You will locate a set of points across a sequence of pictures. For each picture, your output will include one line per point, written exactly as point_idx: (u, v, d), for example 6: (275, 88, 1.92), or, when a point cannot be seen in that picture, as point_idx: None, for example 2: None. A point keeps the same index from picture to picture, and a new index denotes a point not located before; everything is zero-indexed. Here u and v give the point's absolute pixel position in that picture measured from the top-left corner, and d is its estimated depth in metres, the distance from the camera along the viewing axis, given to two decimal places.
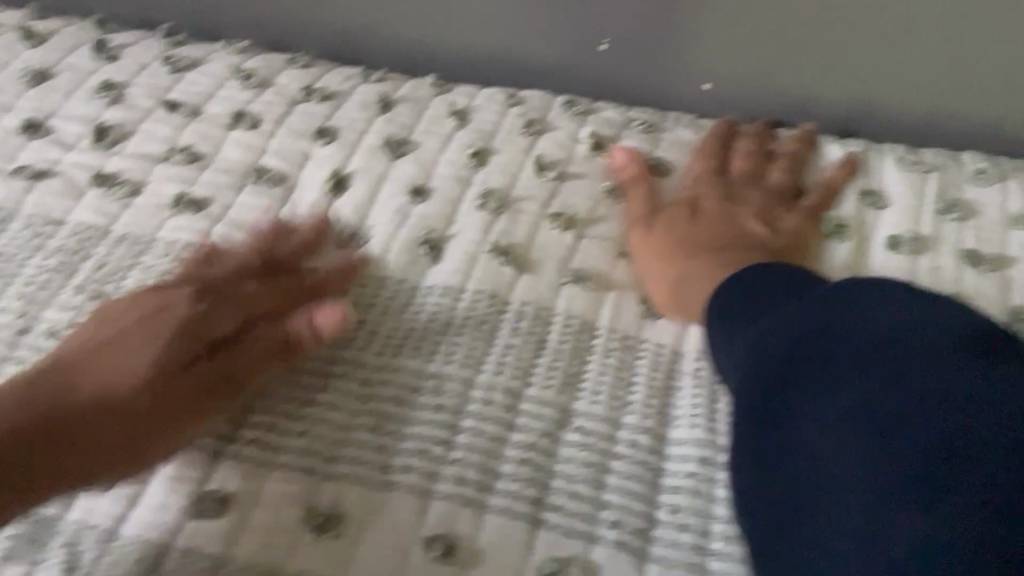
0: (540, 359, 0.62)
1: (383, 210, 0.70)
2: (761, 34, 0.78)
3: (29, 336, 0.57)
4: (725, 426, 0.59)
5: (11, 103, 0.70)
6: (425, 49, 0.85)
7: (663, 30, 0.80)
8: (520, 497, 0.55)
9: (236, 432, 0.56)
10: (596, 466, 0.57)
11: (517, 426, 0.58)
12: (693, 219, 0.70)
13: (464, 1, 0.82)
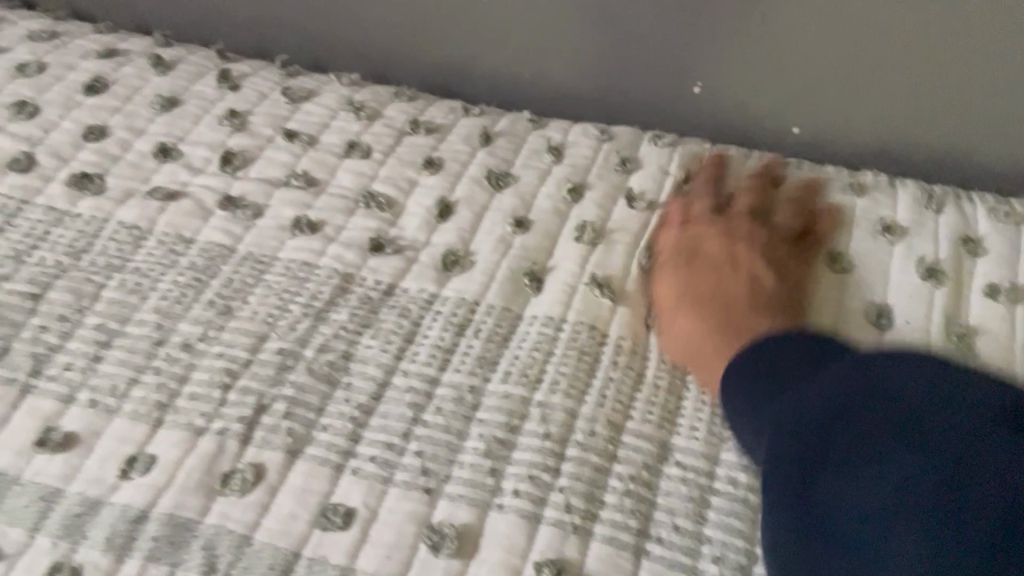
0: (640, 394, 0.63)
1: (486, 239, 0.72)
2: (858, 83, 0.79)
3: (165, 346, 0.61)
4: None
5: (143, 126, 0.74)
6: (524, 87, 0.89)
7: (762, 76, 0.81)
8: (625, 527, 0.56)
9: (353, 449, 0.58)
10: (696, 501, 0.57)
11: (619, 457, 0.59)
12: (700, 266, 0.68)
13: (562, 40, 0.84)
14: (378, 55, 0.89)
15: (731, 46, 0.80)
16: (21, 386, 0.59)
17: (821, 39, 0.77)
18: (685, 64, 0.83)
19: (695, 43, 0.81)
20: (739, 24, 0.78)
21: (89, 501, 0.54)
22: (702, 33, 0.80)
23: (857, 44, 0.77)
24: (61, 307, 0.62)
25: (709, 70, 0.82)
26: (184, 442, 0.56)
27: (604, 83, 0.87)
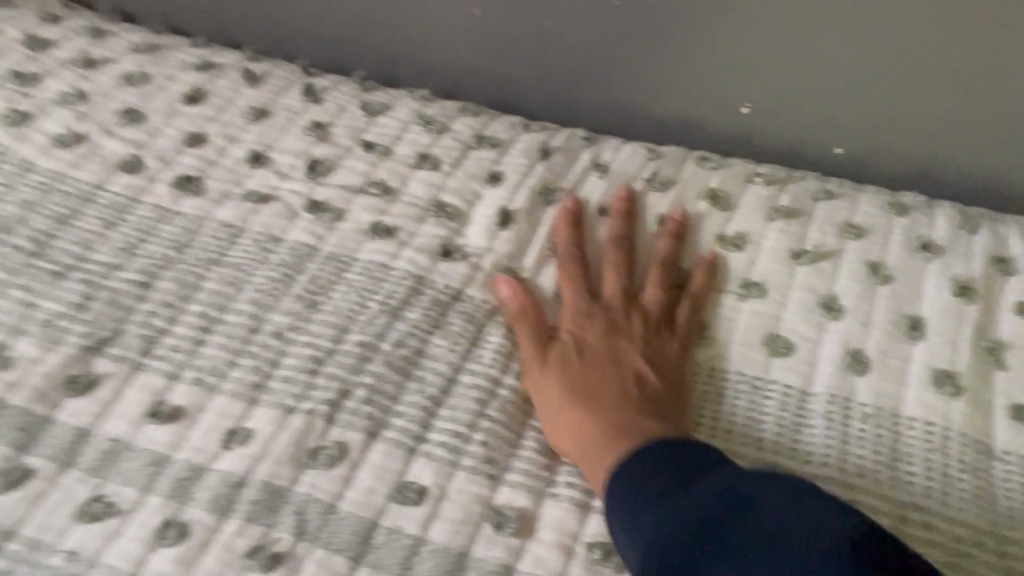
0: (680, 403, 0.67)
1: (543, 251, 0.77)
2: (906, 110, 0.84)
3: (259, 334, 0.68)
4: (857, 465, 0.63)
5: (238, 135, 0.81)
6: (581, 106, 0.95)
7: (812, 101, 0.86)
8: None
9: (425, 435, 0.64)
10: None
11: None
12: (599, 362, 0.66)
13: (616, 70, 0.90)
14: (447, 73, 0.96)
15: (784, 72, 0.85)
16: (133, 363, 0.66)
17: (871, 68, 0.82)
18: (740, 88, 0.88)
19: (750, 69, 0.86)
20: (793, 52, 0.83)
21: (194, 467, 0.61)
22: (757, 59, 0.85)
23: (906, 74, 0.81)
24: (168, 295, 0.70)
25: (762, 95, 0.88)
26: (276, 420, 0.63)
27: (658, 105, 0.92)
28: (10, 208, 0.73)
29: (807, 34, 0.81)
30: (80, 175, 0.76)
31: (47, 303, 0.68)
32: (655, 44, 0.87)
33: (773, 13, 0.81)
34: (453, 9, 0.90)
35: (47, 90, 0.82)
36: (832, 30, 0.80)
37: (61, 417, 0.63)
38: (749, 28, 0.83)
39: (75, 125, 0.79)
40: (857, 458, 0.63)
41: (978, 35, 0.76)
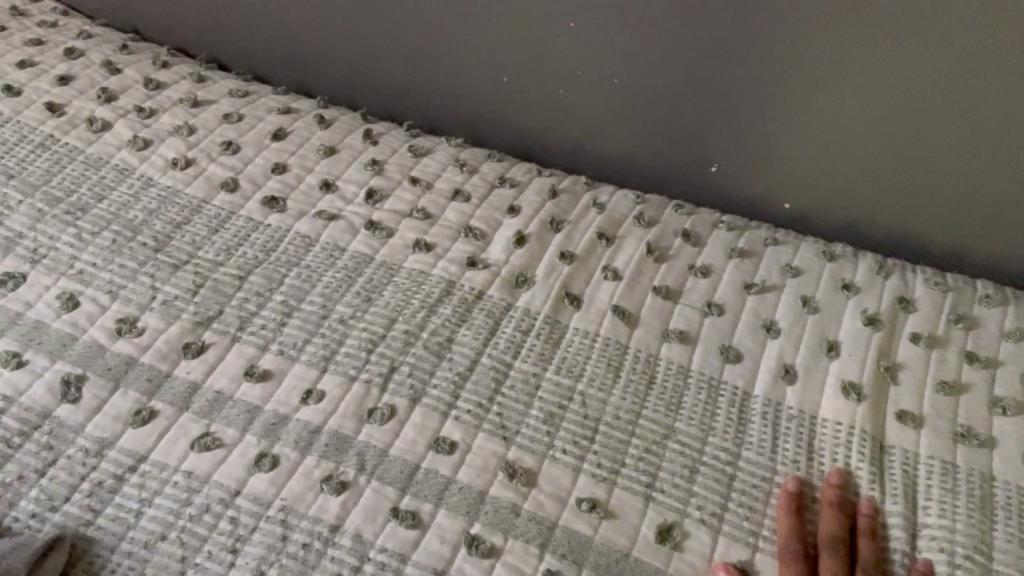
0: (649, 400, 0.85)
1: (552, 261, 0.95)
2: (849, 174, 1.05)
3: (328, 319, 0.88)
4: (784, 454, 0.82)
5: (312, 167, 1.03)
6: (586, 158, 1.16)
7: (774, 163, 1.07)
8: (639, 482, 0.79)
9: (456, 403, 0.83)
10: (689, 467, 0.80)
11: (637, 433, 0.82)
12: None
13: (613, 128, 1.12)
14: (476, 125, 1.18)
15: (751, 138, 1.06)
16: (232, 337, 0.87)
17: (821, 138, 1.03)
18: (716, 149, 1.09)
19: (725, 134, 1.07)
20: (759, 123, 1.04)
21: (280, 415, 0.81)
22: (731, 127, 1.06)
23: (849, 145, 1.02)
24: (258, 287, 0.90)
25: (733, 157, 1.09)
26: (342, 385, 0.83)
27: (645, 160, 1.14)
28: (137, 214, 0.94)
29: (771, 110, 1.03)
30: (190, 191, 0.97)
31: (166, 288, 0.89)
32: (646, 110, 1.09)
33: (744, 92, 1.02)
34: (485, 76, 1.13)
35: (162, 122, 1.04)
36: (790, 107, 1.02)
37: (177, 374, 0.83)
38: (723, 102, 1.04)
39: (186, 151, 1.01)
40: (782, 450, 0.82)
41: (903, 118, 0.97)
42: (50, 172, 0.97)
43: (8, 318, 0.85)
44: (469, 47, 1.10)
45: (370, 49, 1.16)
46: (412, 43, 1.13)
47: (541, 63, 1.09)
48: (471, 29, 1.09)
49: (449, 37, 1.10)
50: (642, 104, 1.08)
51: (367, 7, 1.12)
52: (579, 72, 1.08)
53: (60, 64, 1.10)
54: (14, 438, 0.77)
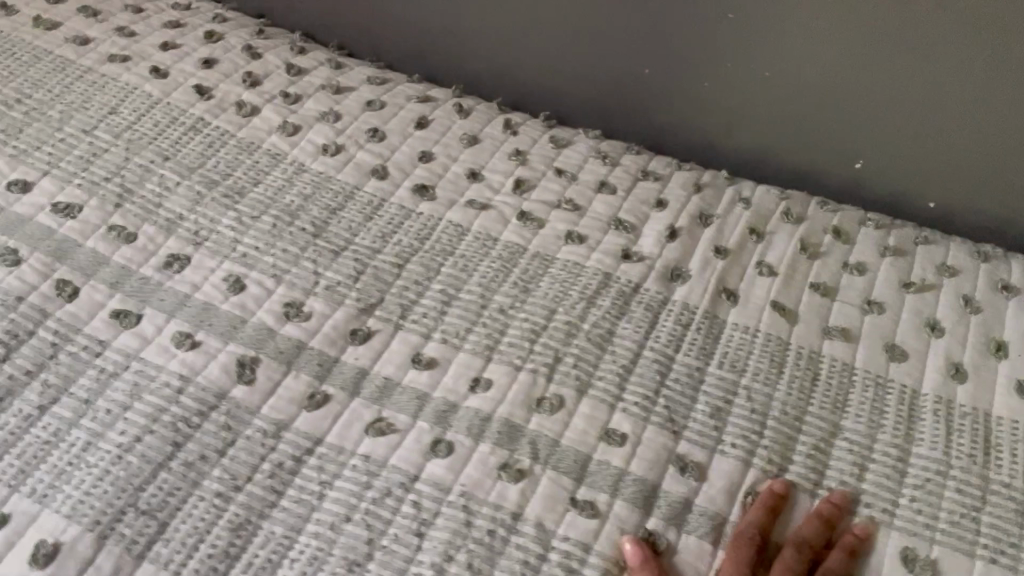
0: (815, 394, 0.83)
1: (705, 255, 0.93)
2: (976, 124, 1.00)
3: (488, 309, 0.88)
4: (958, 453, 0.79)
5: (457, 156, 1.03)
6: (719, 151, 1.15)
7: (890, 116, 1.04)
8: (806, 478, 0.78)
9: (622, 395, 0.82)
10: (857, 464, 0.79)
11: (804, 429, 0.81)
12: None
13: (752, 120, 1.10)
14: (608, 115, 1.17)
15: (867, 92, 1.03)
16: (395, 324, 0.87)
17: (967, 112, 1.00)
18: (820, 103, 1.06)
19: (820, 83, 1.04)
20: (899, 96, 1.02)
21: (450, 403, 0.82)
22: (825, 70, 1.03)
23: (998, 126, 0.99)
24: (416, 275, 0.91)
25: (838, 113, 1.06)
26: (509, 373, 0.83)
27: (782, 153, 1.12)
28: (293, 199, 0.95)
29: (916, 87, 1.00)
30: (343, 178, 0.98)
31: (328, 273, 0.89)
32: (744, 66, 1.06)
33: (892, 72, 1.00)
34: (613, 55, 1.11)
35: (308, 108, 1.05)
36: (933, 79, 0.99)
37: (346, 359, 0.84)
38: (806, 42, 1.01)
39: (335, 138, 1.02)
40: (956, 446, 0.80)
41: None
42: (204, 156, 0.98)
43: (177, 300, 0.86)
44: (589, 24, 1.10)
45: (501, 34, 1.15)
46: (542, 26, 1.12)
47: (636, 19, 1.07)
48: (613, 19, 1.08)
49: (589, 26, 1.10)
50: (739, 57, 1.05)
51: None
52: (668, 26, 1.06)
53: (202, 47, 1.10)
54: (194, 417, 0.77)
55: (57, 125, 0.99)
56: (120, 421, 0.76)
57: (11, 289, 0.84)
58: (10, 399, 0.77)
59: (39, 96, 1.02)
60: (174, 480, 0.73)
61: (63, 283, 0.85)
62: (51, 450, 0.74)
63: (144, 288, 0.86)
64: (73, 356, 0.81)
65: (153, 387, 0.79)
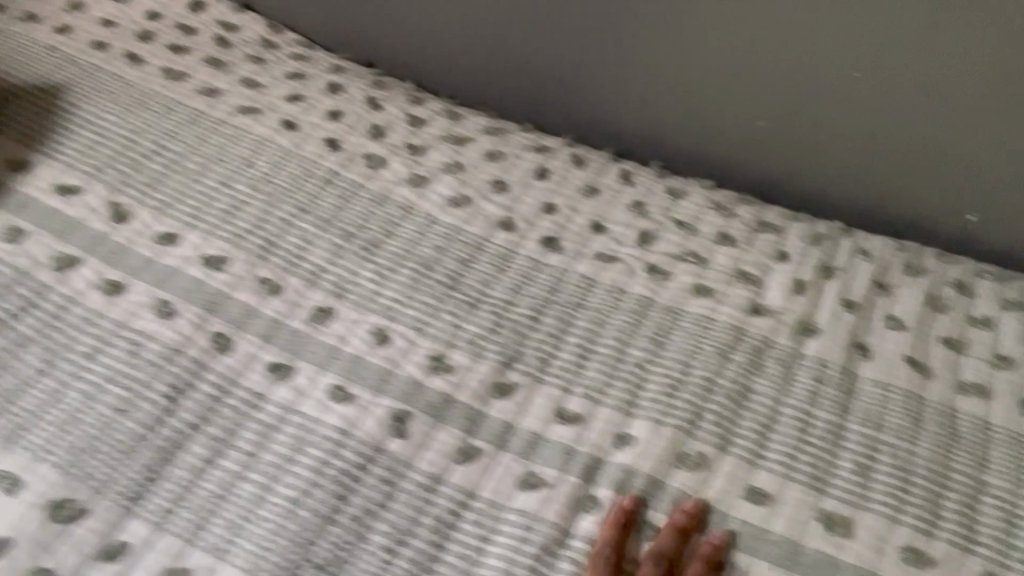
0: (957, 451, 0.84)
1: (835, 308, 0.95)
2: None
3: (624, 363, 0.90)
4: None
5: (579, 208, 1.06)
6: (825, 202, 1.17)
7: (993, 166, 1.05)
8: (959, 534, 0.78)
9: (762, 454, 0.82)
10: (1007, 518, 0.79)
11: (950, 485, 0.81)
12: None
13: (856, 172, 1.13)
14: (714, 166, 1.20)
15: (968, 143, 1.05)
16: (535, 378, 0.89)
17: None
18: (909, 151, 1.09)
19: (908, 132, 1.07)
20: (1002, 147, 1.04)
21: (594, 459, 0.83)
22: (909, 118, 1.06)
23: None
24: (552, 329, 0.93)
25: (928, 161, 1.08)
26: (650, 429, 0.84)
27: (886, 205, 1.14)
28: (428, 251, 0.98)
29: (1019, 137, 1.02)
30: (472, 230, 1.01)
31: (468, 325, 0.92)
32: (832, 116, 1.10)
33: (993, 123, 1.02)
34: (716, 109, 1.16)
35: (433, 160, 1.09)
36: None
37: (491, 413, 0.86)
38: (888, 92, 1.05)
39: (462, 190, 1.05)
40: None
41: None
42: (339, 209, 1.01)
43: (327, 352, 0.89)
44: (689, 79, 1.15)
45: (608, 87, 1.20)
46: (646, 79, 1.17)
47: (729, 72, 1.12)
48: (715, 74, 1.13)
49: (693, 80, 1.14)
50: (826, 107, 1.10)
51: (613, 53, 1.16)
52: (755, 78, 1.11)
53: (326, 99, 1.15)
54: (356, 470, 0.80)
55: (196, 178, 1.02)
56: (287, 474, 0.78)
57: (171, 341, 0.87)
58: (180, 451, 0.79)
59: (176, 147, 1.05)
60: (344, 535, 0.75)
61: (219, 336, 0.88)
62: (223, 503, 0.76)
63: (296, 341, 0.89)
64: (234, 408, 0.83)
65: (315, 440, 0.81)
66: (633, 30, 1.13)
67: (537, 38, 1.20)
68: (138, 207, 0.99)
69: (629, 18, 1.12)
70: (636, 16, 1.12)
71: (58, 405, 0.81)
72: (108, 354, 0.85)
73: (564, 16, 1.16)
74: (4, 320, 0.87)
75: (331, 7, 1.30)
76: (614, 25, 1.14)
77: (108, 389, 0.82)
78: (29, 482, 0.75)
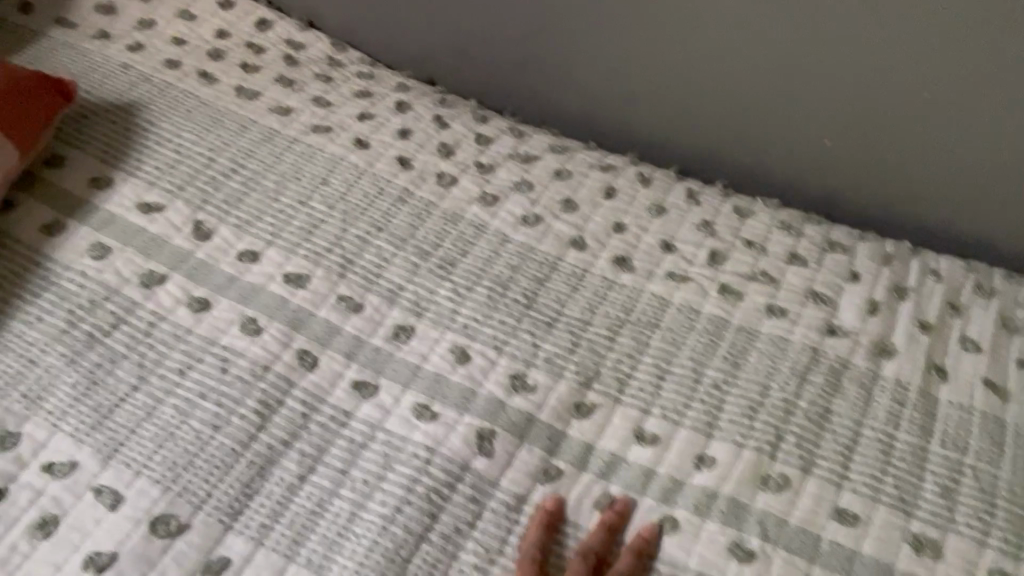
0: None
1: (910, 330, 0.95)
2: None
3: (703, 384, 0.90)
4: None
5: (648, 226, 1.06)
6: (881, 219, 1.18)
7: None
8: None
9: (848, 474, 0.83)
10: None
11: None
12: None
13: (912, 189, 1.14)
14: (770, 183, 1.22)
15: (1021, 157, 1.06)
16: (614, 399, 0.89)
17: None
18: (963, 160, 1.09)
19: (962, 147, 1.08)
20: None
21: (676, 480, 0.83)
22: (960, 126, 1.07)
23: None
24: (629, 348, 0.94)
25: (983, 168, 1.08)
26: (732, 452, 0.84)
27: (942, 220, 1.15)
28: (503, 269, 0.99)
29: None
30: (544, 249, 1.02)
31: (546, 345, 0.93)
32: (884, 128, 1.11)
33: None
34: (769, 126, 1.17)
35: (502, 178, 1.10)
36: None
37: (571, 433, 0.87)
38: (938, 101, 1.06)
39: (532, 208, 1.07)
40: None
41: None
42: (413, 227, 1.03)
43: (409, 370, 0.90)
44: (742, 96, 1.16)
45: (662, 104, 1.21)
46: (699, 97, 1.18)
47: (780, 90, 1.13)
48: (767, 92, 1.14)
49: (746, 98, 1.16)
50: (876, 120, 1.10)
51: (668, 71, 1.18)
52: (805, 92, 1.12)
53: (394, 117, 1.17)
54: (445, 489, 0.81)
55: (273, 196, 1.05)
56: (379, 492, 0.80)
57: (257, 358, 0.89)
58: (271, 467, 0.81)
59: (252, 166, 1.08)
60: (436, 553, 0.77)
61: (303, 353, 0.90)
62: (317, 520, 0.78)
63: (378, 359, 0.91)
64: (322, 425, 0.85)
65: (403, 458, 0.83)
66: (682, 48, 1.15)
67: (592, 57, 1.21)
68: (218, 224, 1.01)
69: (678, 35, 1.14)
70: (683, 35, 1.14)
71: (153, 420, 0.83)
72: (198, 370, 0.87)
73: (616, 35, 1.18)
74: (97, 337, 0.89)
75: (394, 27, 1.32)
76: (666, 44, 1.16)
77: (200, 405, 0.84)
78: (130, 497, 0.77)
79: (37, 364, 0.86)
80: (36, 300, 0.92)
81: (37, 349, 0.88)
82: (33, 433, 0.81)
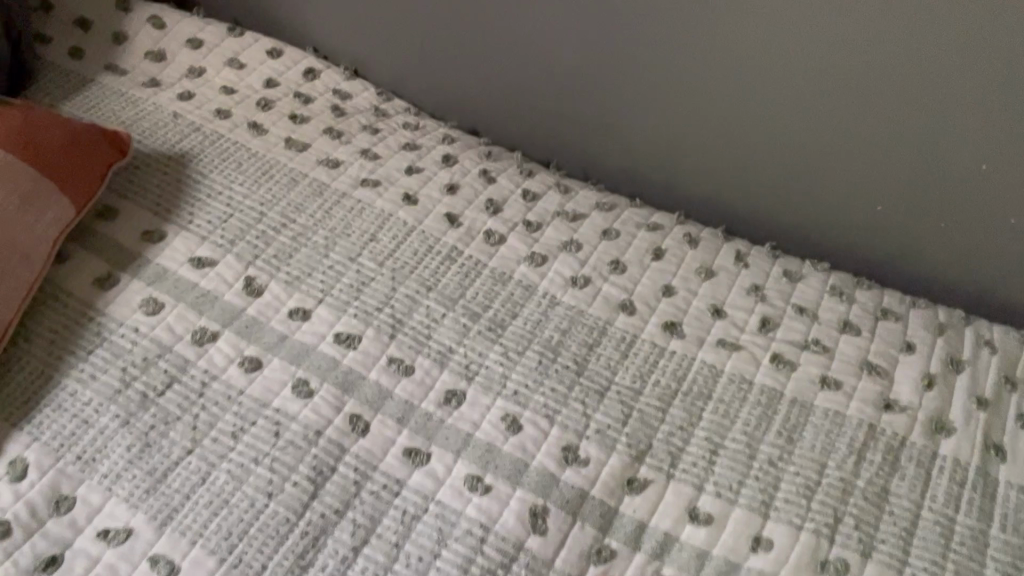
0: None
1: (967, 406, 0.94)
2: None
3: (757, 460, 0.89)
4: None
5: (697, 291, 1.06)
6: (918, 277, 1.17)
7: None
8: None
9: (909, 560, 0.81)
10: None
11: None
12: None
13: (949, 247, 1.13)
14: (805, 240, 1.21)
15: None
16: (667, 473, 0.88)
17: None
18: (993, 216, 1.08)
19: (989, 204, 1.08)
20: None
21: (732, 561, 0.82)
22: (1005, 186, 1.06)
23: None
24: (680, 419, 0.93)
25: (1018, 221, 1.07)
26: (790, 533, 0.83)
27: (979, 278, 1.14)
28: (552, 333, 0.99)
29: None
30: (594, 312, 1.02)
31: (597, 414, 0.92)
32: (927, 188, 1.10)
33: None
34: (797, 183, 1.17)
35: (550, 237, 1.10)
36: None
37: (625, 509, 0.86)
38: (967, 156, 1.06)
39: (581, 269, 1.06)
40: None
41: None
42: (463, 287, 1.03)
43: (461, 439, 0.89)
44: (784, 156, 1.16)
45: (691, 161, 1.22)
46: (727, 154, 1.19)
47: (804, 148, 1.14)
48: (792, 150, 1.15)
49: (772, 156, 1.17)
50: (917, 180, 1.10)
51: (696, 129, 1.19)
52: (843, 152, 1.12)
53: (440, 170, 1.17)
54: (499, 568, 0.80)
55: (323, 253, 1.05)
56: (433, 569, 0.79)
57: (310, 423, 0.88)
58: (324, 538, 0.80)
59: (302, 220, 1.08)
60: None
61: (355, 418, 0.89)
62: None
63: (429, 426, 0.90)
64: (375, 495, 0.84)
65: (457, 533, 0.82)
66: (702, 107, 1.17)
67: (625, 112, 1.22)
68: (269, 281, 1.01)
69: (696, 94, 1.16)
70: (703, 95, 1.16)
71: (207, 486, 0.83)
72: (251, 434, 0.87)
73: (642, 93, 1.19)
74: (150, 397, 0.89)
75: (437, 76, 1.32)
76: (705, 104, 1.17)
77: (254, 471, 0.84)
78: (185, 567, 0.77)
79: (91, 425, 0.86)
80: (89, 358, 0.92)
81: (91, 409, 0.88)
82: (87, 497, 0.81)
